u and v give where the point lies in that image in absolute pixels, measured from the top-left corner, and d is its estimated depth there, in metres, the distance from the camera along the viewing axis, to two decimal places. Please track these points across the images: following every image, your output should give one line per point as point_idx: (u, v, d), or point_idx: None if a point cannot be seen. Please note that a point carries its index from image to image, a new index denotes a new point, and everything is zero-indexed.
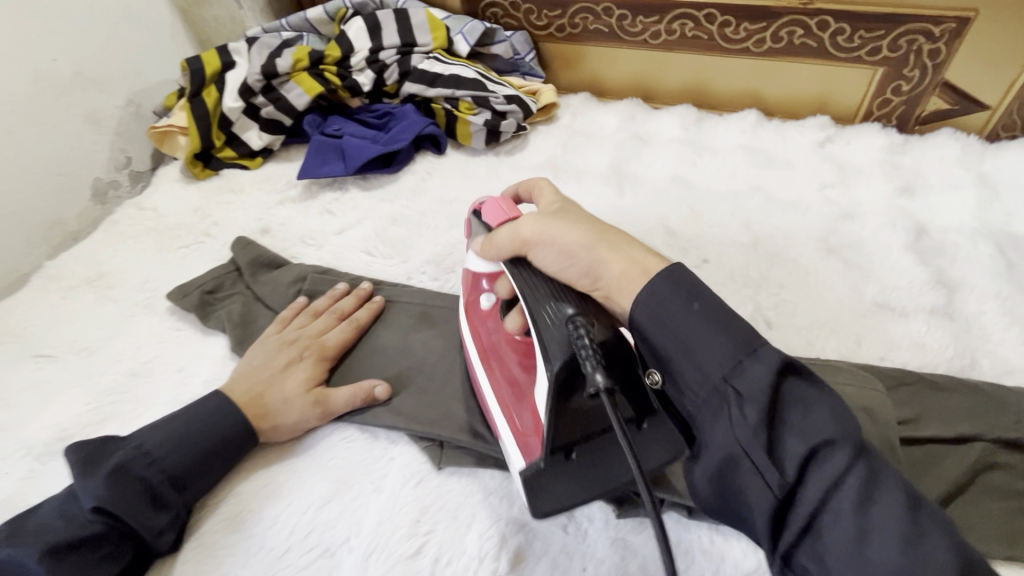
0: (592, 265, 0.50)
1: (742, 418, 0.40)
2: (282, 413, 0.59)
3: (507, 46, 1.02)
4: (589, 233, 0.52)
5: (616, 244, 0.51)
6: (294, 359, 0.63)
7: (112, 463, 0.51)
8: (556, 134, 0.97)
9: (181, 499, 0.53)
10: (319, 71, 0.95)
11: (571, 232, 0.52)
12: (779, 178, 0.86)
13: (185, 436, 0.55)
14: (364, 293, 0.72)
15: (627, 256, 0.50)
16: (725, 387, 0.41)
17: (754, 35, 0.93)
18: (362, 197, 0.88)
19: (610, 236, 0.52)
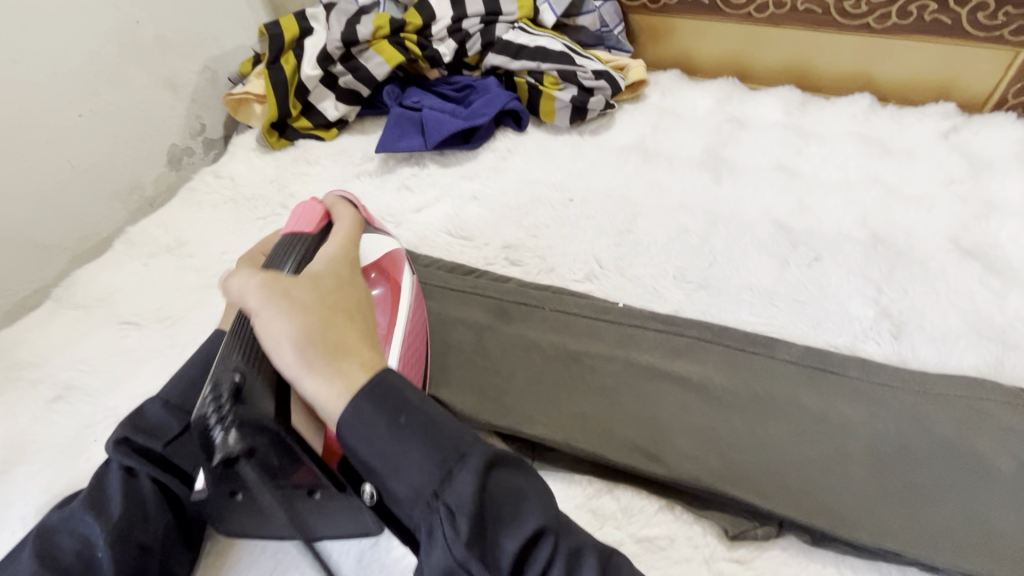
0: (297, 380, 0.39)
1: (441, 556, 0.35)
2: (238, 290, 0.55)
3: (595, 17, 0.94)
4: (305, 324, 0.39)
5: (325, 321, 0.40)
6: (240, 274, 0.60)
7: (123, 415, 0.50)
8: (645, 114, 0.91)
9: (194, 416, 0.50)
10: (400, 40, 0.90)
11: (278, 323, 0.39)
12: (898, 171, 0.78)
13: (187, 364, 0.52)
14: None
15: (325, 339, 0.39)
16: (431, 508, 0.36)
17: (878, 9, 0.84)
18: (440, 174, 0.84)
19: (335, 320, 0.41)
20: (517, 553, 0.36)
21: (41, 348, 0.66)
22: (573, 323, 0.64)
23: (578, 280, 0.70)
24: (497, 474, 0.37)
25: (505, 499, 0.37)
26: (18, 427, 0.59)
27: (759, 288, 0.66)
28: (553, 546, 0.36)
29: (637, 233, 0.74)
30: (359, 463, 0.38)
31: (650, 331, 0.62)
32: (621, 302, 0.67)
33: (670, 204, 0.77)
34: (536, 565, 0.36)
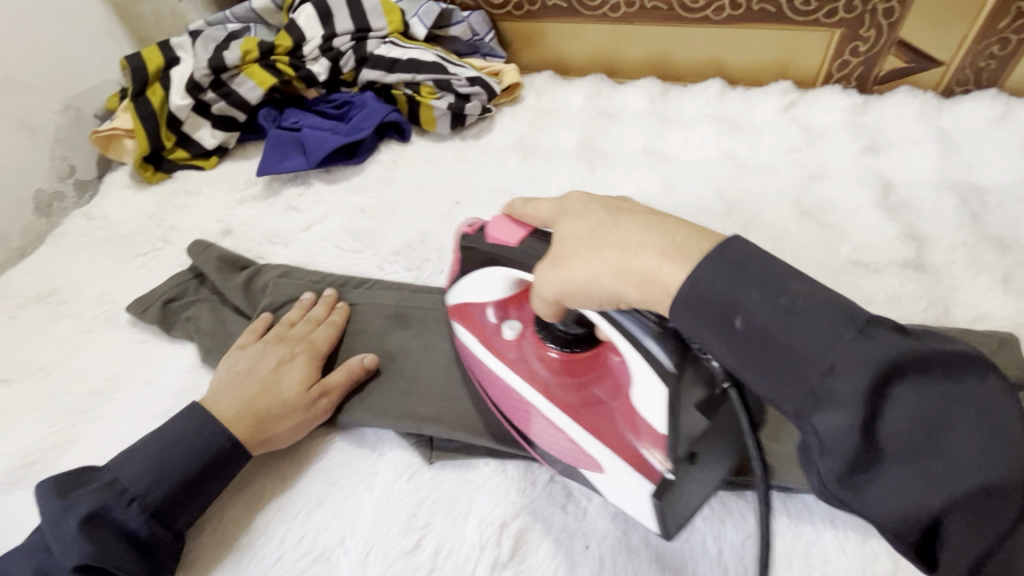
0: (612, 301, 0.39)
1: (734, 341, 0.33)
2: (283, 417, 0.54)
3: (465, 27, 0.99)
4: (628, 251, 0.38)
5: (598, 241, 0.40)
6: (285, 360, 0.58)
7: (80, 511, 0.47)
8: (523, 115, 0.95)
9: (168, 533, 0.50)
10: (271, 62, 0.90)
11: (580, 267, 0.40)
12: (748, 145, 0.87)
13: (163, 467, 0.50)
14: (333, 297, 0.67)
15: (611, 259, 0.38)
16: (749, 342, 0.32)
17: (712, 3, 0.93)
18: (326, 191, 0.85)
19: (650, 224, 0.39)
20: (895, 394, 0.29)
21: None
22: None
23: None
24: (790, 302, 0.31)
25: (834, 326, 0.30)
26: None
27: None
28: (951, 399, 0.28)
29: None
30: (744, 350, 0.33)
31: None
32: None
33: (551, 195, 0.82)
34: (891, 400, 0.29)
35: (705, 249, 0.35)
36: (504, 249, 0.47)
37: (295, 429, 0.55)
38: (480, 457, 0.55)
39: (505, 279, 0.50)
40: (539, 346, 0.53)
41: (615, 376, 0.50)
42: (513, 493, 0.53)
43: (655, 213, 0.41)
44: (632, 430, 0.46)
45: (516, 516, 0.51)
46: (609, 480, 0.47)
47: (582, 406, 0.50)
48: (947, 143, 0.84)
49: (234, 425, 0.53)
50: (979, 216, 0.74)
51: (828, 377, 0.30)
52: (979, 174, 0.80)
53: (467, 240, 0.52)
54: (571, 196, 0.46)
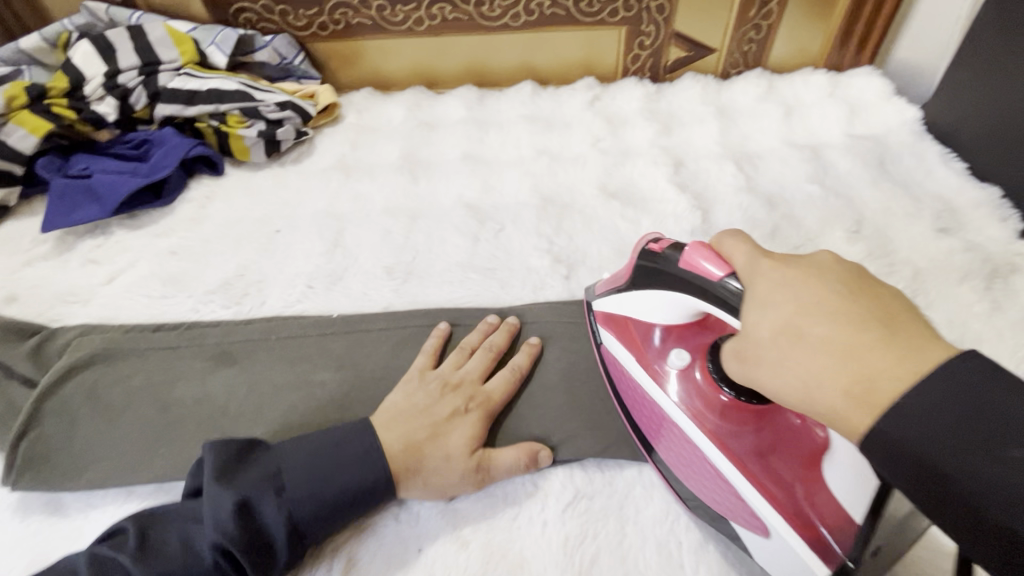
0: (807, 387, 0.37)
1: (863, 432, 0.34)
2: (434, 468, 0.51)
3: (270, 52, 0.96)
4: (836, 365, 0.36)
5: (779, 357, 0.39)
6: (461, 409, 0.54)
7: (237, 493, 0.46)
8: (342, 134, 0.94)
9: (295, 547, 0.47)
10: (45, 106, 0.82)
11: (762, 372, 0.40)
12: (559, 139, 0.93)
13: (316, 468, 0.48)
14: (513, 327, 0.64)
15: (834, 372, 0.36)
16: (898, 467, 0.33)
17: (509, 10, 0.97)
18: (130, 238, 0.79)
19: (867, 335, 0.36)
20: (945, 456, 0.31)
21: None
22: (293, 347, 0.65)
23: (292, 303, 0.71)
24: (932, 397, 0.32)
25: (907, 395, 0.33)
26: None
27: (462, 263, 0.74)
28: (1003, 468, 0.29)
29: (347, 246, 0.77)
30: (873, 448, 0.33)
31: (377, 331, 0.66)
32: (335, 314, 0.69)
33: (375, 210, 0.82)
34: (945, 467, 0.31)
35: (914, 368, 0.33)
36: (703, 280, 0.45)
37: (441, 489, 0.51)
38: None
39: (683, 307, 0.50)
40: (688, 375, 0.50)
41: (810, 449, 0.45)
42: None
43: (856, 282, 0.39)
44: (826, 516, 0.42)
45: (347, 535, 0.51)
46: (769, 547, 0.44)
47: (766, 456, 0.45)
48: (725, 119, 0.96)
49: (390, 459, 0.50)
50: (752, 179, 0.85)
51: (898, 449, 0.32)
52: (752, 143, 0.92)
53: (654, 259, 0.51)
54: (761, 263, 0.43)
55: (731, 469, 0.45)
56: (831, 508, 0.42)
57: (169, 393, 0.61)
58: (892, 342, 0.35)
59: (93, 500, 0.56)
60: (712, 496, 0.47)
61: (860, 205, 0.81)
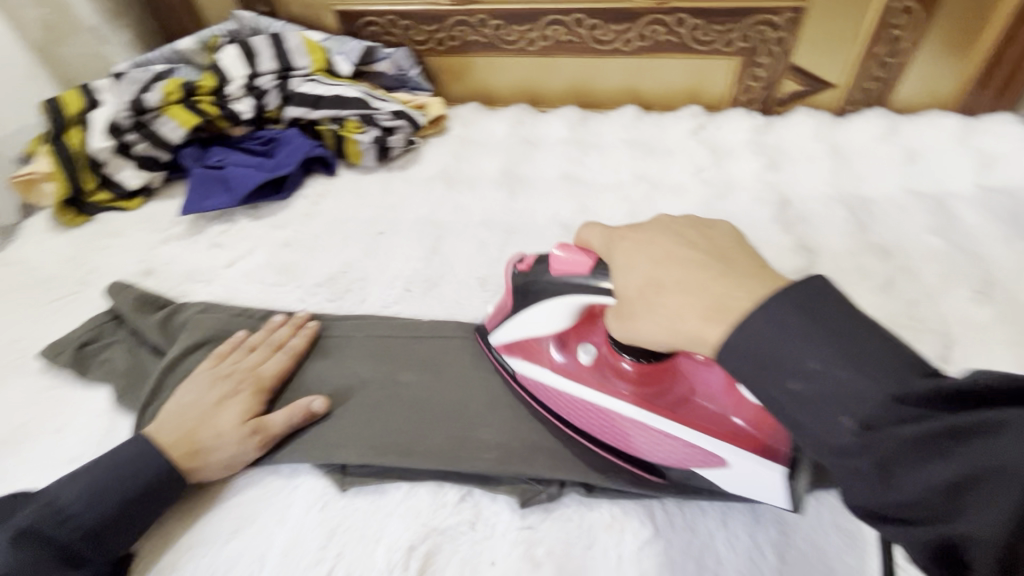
0: (712, 307, 0.40)
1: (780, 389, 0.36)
2: (217, 449, 0.55)
3: (390, 63, 1.02)
4: (690, 299, 0.41)
5: (649, 304, 0.44)
6: (230, 392, 0.60)
7: (14, 527, 0.47)
8: (447, 145, 0.98)
9: (98, 554, 0.49)
10: (195, 102, 0.92)
11: (644, 326, 0.45)
12: (660, 166, 0.92)
13: (119, 472, 0.53)
14: (301, 321, 0.70)
15: (698, 307, 0.41)
16: (735, 354, 0.38)
17: (621, 35, 0.98)
18: (252, 227, 0.86)
19: (705, 278, 0.42)
20: (848, 433, 0.33)
21: None
22: (383, 345, 0.68)
23: (389, 304, 0.74)
24: (812, 318, 0.35)
25: (845, 320, 0.35)
26: None
27: None
28: (940, 422, 0.30)
29: (444, 253, 0.80)
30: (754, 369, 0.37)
31: (460, 338, 0.68)
32: (428, 319, 0.72)
33: (473, 221, 0.85)
34: (850, 441, 0.33)
35: (759, 297, 0.38)
36: (574, 277, 0.51)
37: (227, 463, 0.55)
38: (393, 482, 0.56)
39: (568, 310, 0.54)
40: (572, 349, 0.58)
41: (723, 378, 0.51)
42: (423, 516, 0.53)
43: (699, 224, 0.49)
44: (708, 398, 0.52)
45: (425, 538, 0.52)
46: (734, 477, 0.49)
47: (683, 400, 0.53)
48: (839, 158, 0.91)
49: (170, 450, 0.54)
50: (865, 225, 0.80)
51: (813, 393, 0.34)
52: (867, 187, 0.87)
53: (524, 276, 0.56)
54: (615, 233, 0.51)
55: (658, 418, 0.52)
56: (704, 380, 0.53)
57: None
58: (740, 277, 0.41)
59: None
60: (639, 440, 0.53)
61: (988, 263, 0.74)
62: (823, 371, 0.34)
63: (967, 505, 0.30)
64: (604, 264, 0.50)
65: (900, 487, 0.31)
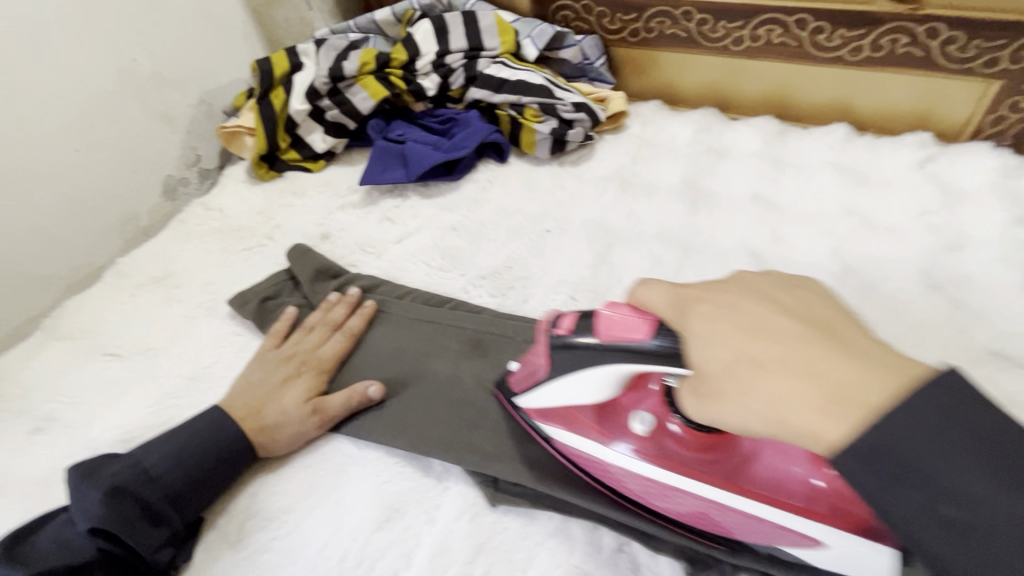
0: (784, 402, 0.34)
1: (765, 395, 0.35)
2: (281, 426, 0.58)
3: (576, 51, 0.97)
4: (797, 384, 0.34)
5: (743, 393, 0.36)
6: (292, 373, 0.62)
7: (106, 484, 0.50)
8: (625, 144, 0.92)
9: (177, 514, 0.52)
10: (385, 75, 0.93)
11: (730, 407, 0.37)
12: (873, 200, 0.79)
13: (187, 448, 0.55)
14: (354, 299, 0.70)
15: (811, 394, 0.33)
16: (873, 460, 0.31)
17: (850, 42, 0.85)
18: (422, 205, 0.86)
19: (802, 342, 0.36)
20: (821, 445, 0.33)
21: (26, 379, 0.67)
22: None
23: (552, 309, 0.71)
24: (952, 423, 0.30)
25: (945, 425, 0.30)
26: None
27: None
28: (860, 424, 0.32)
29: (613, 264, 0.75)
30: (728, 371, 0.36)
31: None
32: None
33: (647, 234, 0.79)
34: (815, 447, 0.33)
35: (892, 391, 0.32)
36: (627, 344, 0.43)
37: (291, 439, 0.58)
38: (546, 509, 0.53)
39: (614, 379, 0.47)
40: (621, 424, 0.50)
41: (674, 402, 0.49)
42: (576, 555, 0.50)
43: (746, 282, 0.43)
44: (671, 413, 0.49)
45: None
46: (843, 558, 0.42)
47: (749, 464, 0.46)
48: None
49: (241, 423, 0.58)
50: None
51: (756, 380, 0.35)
52: None
53: (560, 341, 0.48)
54: (688, 295, 0.43)
55: (676, 476, 0.46)
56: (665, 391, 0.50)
57: (424, 366, 0.64)
58: (847, 353, 0.35)
59: (359, 443, 0.60)
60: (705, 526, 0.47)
61: None
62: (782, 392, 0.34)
63: (878, 469, 0.31)
64: (668, 327, 0.42)
65: (845, 475, 0.32)
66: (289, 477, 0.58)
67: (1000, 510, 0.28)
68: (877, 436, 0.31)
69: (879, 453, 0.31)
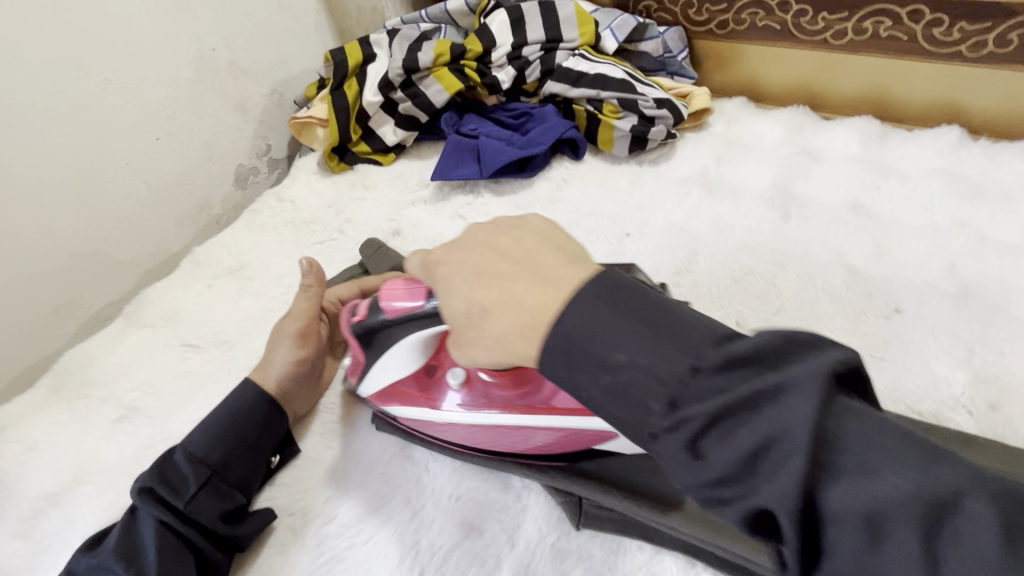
0: (507, 332, 0.37)
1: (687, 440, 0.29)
2: (257, 362, 0.61)
3: (658, 43, 0.92)
4: (514, 316, 0.36)
5: (477, 329, 0.39)
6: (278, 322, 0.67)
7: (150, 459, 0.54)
8: (708, 144, 0.87)
9: (209, 474, 0.53)
10: (459, 67, 0.90)
11: (481, 349, 0.39)
12: (993, 212, 0.72)
13: (213, 419, 0.56)
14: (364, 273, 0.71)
15: (520, 321, 0.36)
16: (570, 357, 0.33)
17: (972, 37, 0.77)
18: (495, 203, 0.83)
19: (531, 270, 0.38)
20: (662, 418, 0.30)
21: (110, 365, 0.69)
22: None
23: None
24: (615, 310, 0.33)
25: (688, 363, 0.30)
26: (88, 445, 0.61)
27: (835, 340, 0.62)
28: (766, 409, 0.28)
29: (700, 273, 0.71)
30: (622, 390, 0.32)
31: None
32: None
33: (736, 242, 0.74)
34: (660, 426, 0.31)
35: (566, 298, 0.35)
36: (417, 312, 0.51)
37: (267, 366, 0.60)
38: (635, 539, 0.50)
39: (421, 342, 0.53)
40: (443, 384, 0.56)
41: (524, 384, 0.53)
42: None
43: (505, 228, 0.43)
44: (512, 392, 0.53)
45: None
46: (628, 443, 0.49)
47: (550, 399, 0.52)
48: None
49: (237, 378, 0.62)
50: None
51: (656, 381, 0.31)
52: None
53: (361, 325, 0.54)
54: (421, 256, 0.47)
55: (538, 418, 0.51)
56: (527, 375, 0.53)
57: None
58: (551, 281, 0.36)
59: (435, 451, 0.58)
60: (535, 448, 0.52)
61: None
62: (651, 369, 0.31)
63: (773, 473, 0.27)
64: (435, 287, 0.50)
65: (742, 476, 0.29)
66: (364, 483, 0.56)
67: (895, 496, 0.25)
68: (833, 457, 0.26)
69: (730, 415, 0.29)
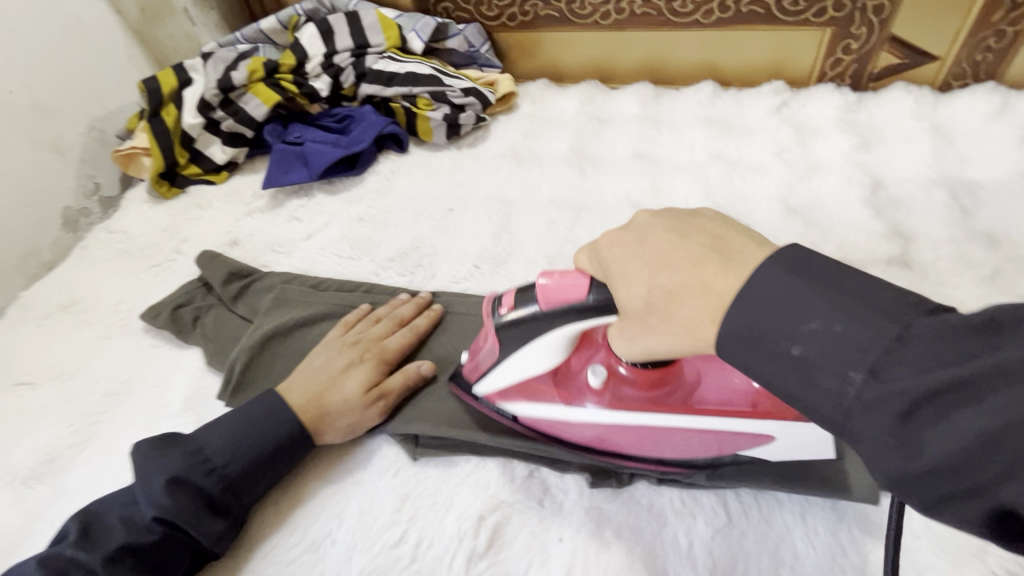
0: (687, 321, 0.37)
1: (869, 393, 0.29)
2: (340, 414, 0.57)
3: (461, 39, 1.02)
4: (695, 301, 0.36)
5: (664, 314, 0.38)
6: (355, 360, 0.60)
7: (168, 473, 0.51)
8: (516, 123, 0.98)
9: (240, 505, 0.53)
10: (276, 80, 0.95)
11: (658, 337, 0.40)
12: (739, 144, 0.88)
13: (253, 438, 0.54)
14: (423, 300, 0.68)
15: (697, 308, 0.36)
16: (745, 343, 0.33)
17: (702, 6, 0.94)
18: (328, 202, 0.89)
19: (689, 244, 0.38)
20: (854, 387, 0.29)
21: None
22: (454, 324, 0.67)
23: (460, 279, 0.75)
24: (806, 279, 0.32)
25: (869, 314, 0.30)
26: None
27: None
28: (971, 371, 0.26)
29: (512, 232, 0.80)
30: (773, 361, 0.32)
31: None
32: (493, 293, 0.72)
33: (541, 200, 0.84)
34: (860, 397, 0.29)
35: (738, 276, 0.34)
36: (574, 305, 0.44)
37: (347, 428, 0.57)
38: (463, 455, 0.57)
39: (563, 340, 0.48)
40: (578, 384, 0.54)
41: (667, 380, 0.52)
42: (493, 488, 0.55)
43: (678, 219, 0.41)
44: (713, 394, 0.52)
45: (494, 510, 0.53)
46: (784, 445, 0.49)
47: (692, 391, 0.52)
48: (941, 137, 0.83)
49: (300, 412, 0.56)
50: (969, 211, 0.74)
51: (855, 350, 0.29)
52: (973, 169, 0.79)
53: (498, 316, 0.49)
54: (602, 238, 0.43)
55: (678, 417, 0.50)
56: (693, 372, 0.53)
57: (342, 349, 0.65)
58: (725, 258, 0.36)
59: None
60: (643, 450, 0.52)
61: None
62: (832, 334, 0.30)
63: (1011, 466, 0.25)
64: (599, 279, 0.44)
65: (923, 440, 0.27)
66: None
67: None
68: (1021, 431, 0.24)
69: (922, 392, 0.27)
